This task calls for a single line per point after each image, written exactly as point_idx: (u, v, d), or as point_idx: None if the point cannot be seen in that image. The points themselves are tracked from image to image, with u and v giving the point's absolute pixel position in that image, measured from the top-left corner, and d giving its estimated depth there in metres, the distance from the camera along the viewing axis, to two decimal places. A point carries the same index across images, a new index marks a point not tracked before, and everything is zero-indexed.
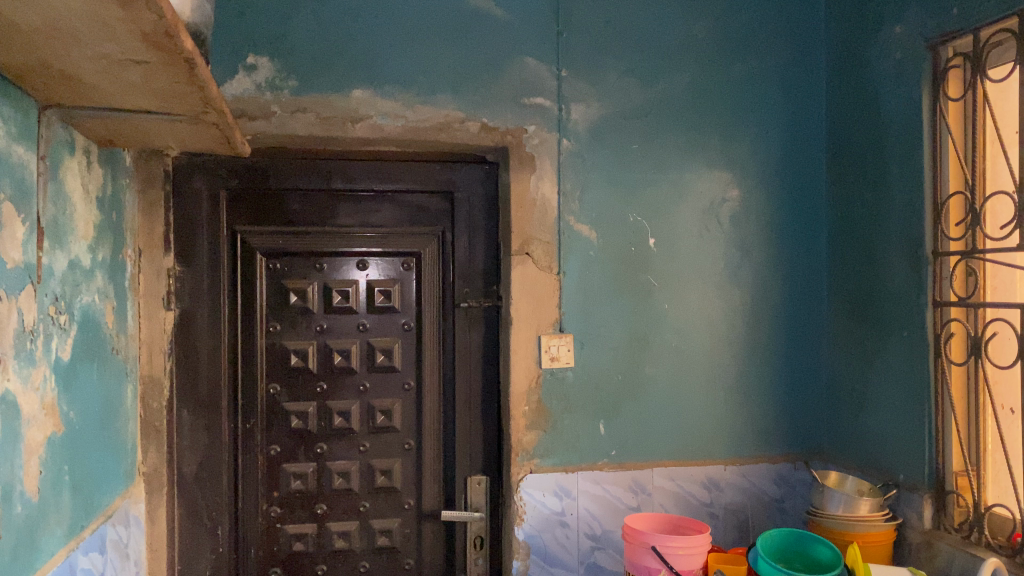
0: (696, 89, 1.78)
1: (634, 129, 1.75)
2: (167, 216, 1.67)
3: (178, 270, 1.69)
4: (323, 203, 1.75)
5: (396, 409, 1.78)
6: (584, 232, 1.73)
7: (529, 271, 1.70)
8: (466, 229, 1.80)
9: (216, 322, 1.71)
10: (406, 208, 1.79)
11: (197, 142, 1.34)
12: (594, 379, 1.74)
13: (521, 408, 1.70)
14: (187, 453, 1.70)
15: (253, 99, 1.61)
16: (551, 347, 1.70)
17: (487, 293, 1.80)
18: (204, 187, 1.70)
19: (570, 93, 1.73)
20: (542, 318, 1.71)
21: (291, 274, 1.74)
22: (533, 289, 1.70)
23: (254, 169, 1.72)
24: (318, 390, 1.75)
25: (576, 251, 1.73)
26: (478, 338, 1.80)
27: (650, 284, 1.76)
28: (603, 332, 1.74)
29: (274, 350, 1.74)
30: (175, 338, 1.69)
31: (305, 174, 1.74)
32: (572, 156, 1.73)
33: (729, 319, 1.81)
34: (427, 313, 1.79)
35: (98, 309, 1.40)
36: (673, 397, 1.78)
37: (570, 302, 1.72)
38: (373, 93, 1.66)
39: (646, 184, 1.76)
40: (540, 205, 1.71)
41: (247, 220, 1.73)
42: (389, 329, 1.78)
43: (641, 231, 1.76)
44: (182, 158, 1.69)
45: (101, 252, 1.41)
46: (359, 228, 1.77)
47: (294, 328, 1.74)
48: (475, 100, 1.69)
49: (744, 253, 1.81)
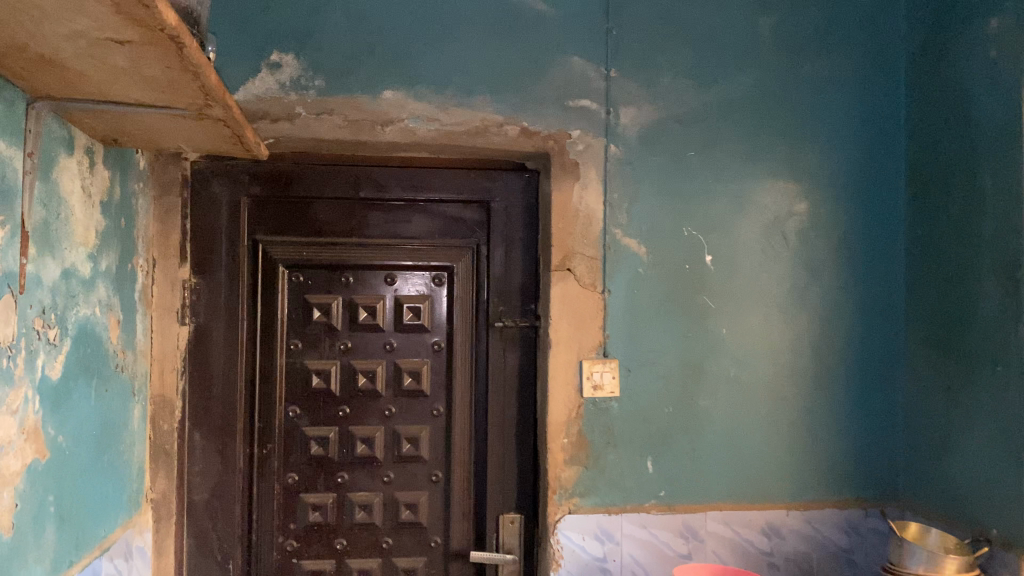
0: (760, 91, 1.62)
1: (690, 135, 1.59)
2: (184, 224, 1.57)
3: (195, 283, 1.57)
4: (349, 212, 1.63)
5: (424, 437, 1.63)
6: (634, 247, 1.57)
7: (571, 290, 1.55)
8: (503, 242, 1.65)
9: (232, 339, 1.58)
10: (439, 219, 1.65)
11: (207, 142, 1.23)
12: (642, 411, 1.57)
13: (560, 441, 1.54)
14: (198, 479, 1.57)
15: (276, 99, 1.49)
16: (594, 373, 1.54)
17: (524, 312, 1.64)
18: (224, 193, 1.59)
19: (620, 95, 1.57)
20: (584, 342, 1.55)
21: (314, 289, 1.62)
22: (575, 310, 1.55)
23: (277, 175, 1.61)
24: (340, 414, 1.61)
25: (624, 268, 1.57)
26: (514, 362, 1.64)
27: (706, 306, 1.59)
28: (653, 358, 1.57)
29: (295, 370, 1.61)
30: (189, 355, 1.57)
31: (331, 180, 1.62)
32: (621, 164, 1.57)
33: (794, 346, 1.62)
34: (460, 333, 1.65)
35: (100, 322, 1.29)
36: (730, 432, 1.60)
37: (616, 325, 1.56)
38: (405, 94, 1.52)
39: (703, 195, 1.60)
40: (584, 217, 1.56)
41: (269, 228, 1.61)
42: (418, 349, 1.64)
43: (697, 247, 1.59)
44: (202, 162, 1.58)
45: (105, 260, 1.31)
46: (388, 239, 1.63)
47: (316, 346, 1.62)
48: (515, 103, 1.55)
49: (812, 273, 1.63)
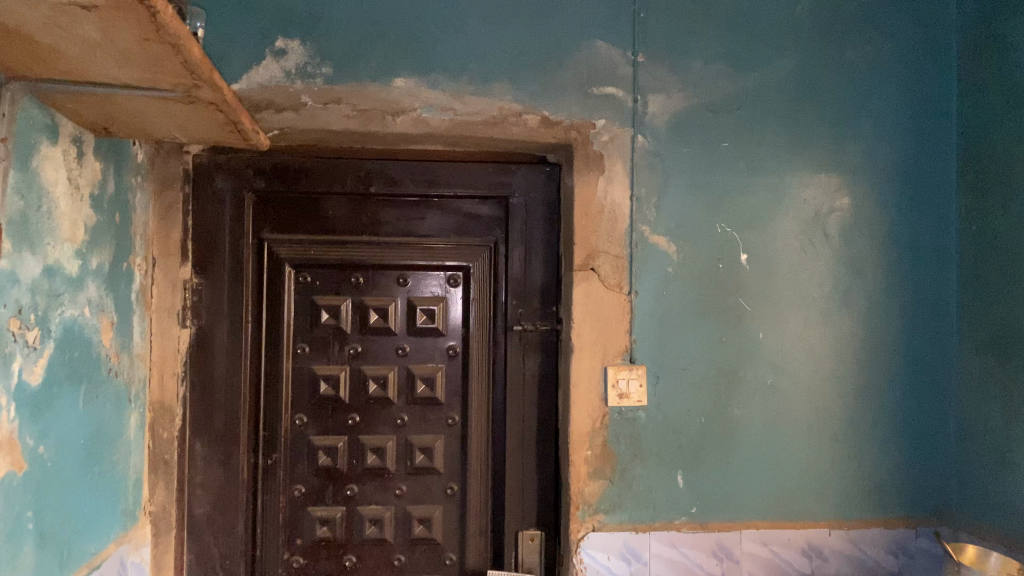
0: (800, 77, 1.50)
1: (723, 125, 1.48)
2: (185, 221, 1.48)
3: (198, 283, 1.49)
4: (360, 208, 1.53)
5: (438, 448, 1.53)
6: (663, 245, 1.46)
7: (595, 291, 1.44)
8: (522, 240, 1.54)
9: (236, 343, 1.49)
10: (454, 215, 1.55)
11: (200, 129, 1.14)
12: (672, 421, 1.46)
13: (583, 453, 1.43)
14: (199, 491, 1.49)
15: (281, 88, 1.40)
16: (620, 381, 1.43)
17: (545, 315, 1.54)
18: (227, 189, 1.50)
19: (648, 82, 1.47)
20: (609, 347, 1.44)
21: (323, 289, 1.53)
22: (599, 313, 1.44)
23: (284, 169, 1.52)
24: (349, 423, 1.52)
25: (653, 267, 1.46)
26: (535, 368, 1.54)
27: (741, 309, 1.48)
28: (685, 365, 1.46)
29: (302, 376, 1.52)
30: (190, 360, 1.48)
31: (341, 175, 1.52)
32: (649, 156, 1.46)
33: (837, 353, 1.50)
34: (476, 338, 1.55)
35: (90, 323, 1.21)
36: (767, 444, 1.48)
37: (643, 328, 1.45)
38: (418, 82, 1.43)
39: (738, 190, 1.48)
40: (609, 212, 1.45)
41: (275, 226, 1.52)
42: (432, 354, 1.54)
43: (732, 245, 1.48)
44: (205, 156, 1.50)
45: (96, 258, 1.22)
46: (401, 237, 1.54)
47: (324, 351, 1.52)
48: (536, 91, 1.44)
49: (856, 273, 1.51)
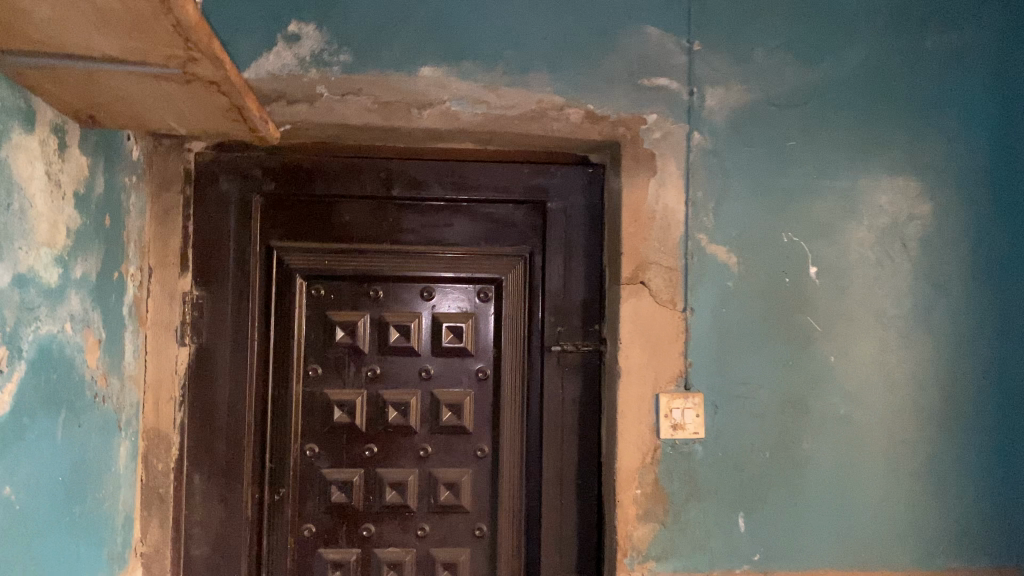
0: (875, 68, 1.34)
1: (789, 122, 1.32)
2: (185, 226, 1.33)
3: (199, 295, 1.33)
4: (380, 213, 1.37)
5: (465, 483, 1.36)
6: (722, 256, 1.30)
7: (645, 307, 1.28)
8: (561, 250, 1.37)
9: (239, 363, 1.33)
10: (484, 222, 1.39)
11: (200, 117, 0.98)
12: (733, 456, 1.29)
13: (631, 491, 1.26)
14: (197, 530, 1.32)
15: (294, 78, 1.25)
16: (673, 410, 1.26)
17: (586, 334, 1.37)
18: (232, 191, 1.35)
19: (705, 73, 1.30)
20: (661, 371, 1.27)
21: (338, 304, 1.37)
22: (650, 332, 1.27)
23: (296, 169, 1.36)
24: (366, 455, 1.35)
25: (710, 281, 1.29)
26: (574, 394, 1.36)
27: (810, 328, 1.31)
28: (746, 392, 1.29)
29: (313, 401, 1.36)
30: (189, 383, 1.32)
31: (359, 176, 1.37)
32: (706, 156, 1.30)
33: (918, 378, 1.33)
34: (508, 359, 1.38)
35: (72, 341, 1.05)
36: (840, 483, 1.31)
37: (700, 350, 1.28)
38: (447, 71, 1.27)
39: (805, 194, 1.32)
40: (661, 218, 1.29)
41: (286, 233, 1.36)
42: (459, 377, 1.38)
43: (799, 256, 1.31)
44: (208, 154, 1.34)
45: (81, 266, 1.07)
46: (425, 246, 1.37)
47: (339, 373, 1.36)
48: (580, 81, 1.28)
49: (938, 289, 1.34)
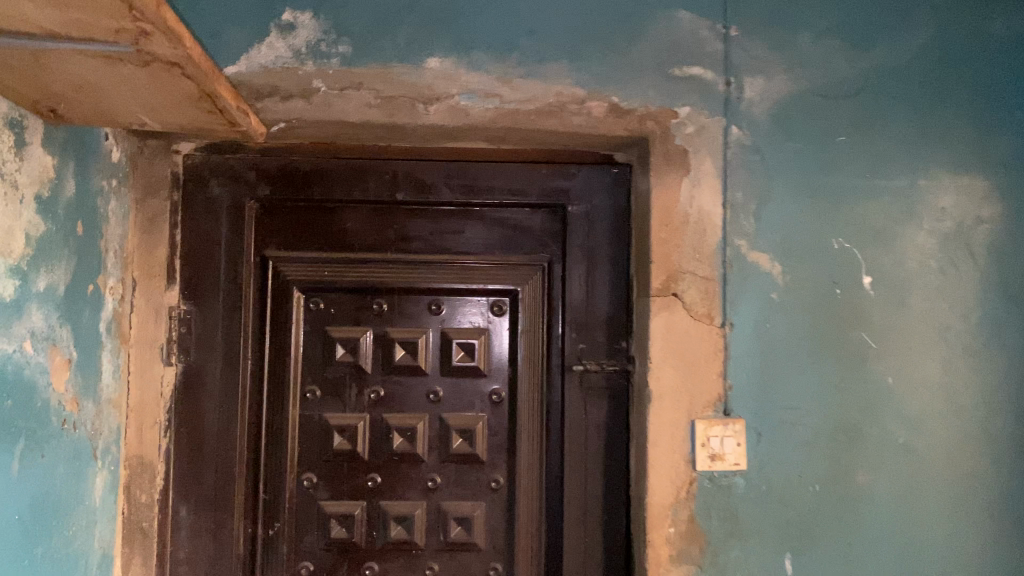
0: (934, 55, 1.19)
1: (838, 115, 1.18)
2: (173, 235, 1.22)
3: (187, 310, 1.22)
4: (384, 219, 1.25)
5: (478, 518, 1.23)
6: (764, 264, 1.16)
7: (678, 322, 1.14)
8: (584, 259, 1.23)
9: (230, 385, 1.21)
10: (498, 228, 1.26)
11: (170, 107, 0.87)
12: (778, 489, 1.14)
13: (664, 530, 1.12)
14: (184, 568, 1.20)
15: (288, 71, 1.13)
16: (711, 439, 1.12)
17: (611, 353, 1.22)
18: (224, 195, 1.23)
19: (743, 61, 1.17)
20: (696, 394, 1.14)
21: (338, 319, 1.25)
22: (684, 350, 1.14)
23: (293, 171, 1.24)
24: (369, 486, 1.23)
25: (751, 293, 1.15)
26: (599, 419, 1.22)
27: (864, 345, 1.16)
28: (792, 418, 1.15)
29: (311, 426, 1.23)
30: (175, 405, 1.21)
31: (361, 179, 1.24)
32: (745, 153, 1.16)
33: (988, 403, 1.17)
34: (525, 380, 1.24)
35: (33, 362, 0.94)
36: (900, 521, 1.15)
37: (740, 371, 1.14)
38: (456, 62, 1.14)
39: (857, 196, 1.17)
40: (695, 223, 1.15)
41: (282, 241, 1.24)
42: (471, 400, 1.24)
43: (852, 265, 1.17)
44: (199, 156, 1.24)
45: (45, 278, 0.96)
46: (434, 255, 1.25)
47: (339, 395, 1.24)
48: (604, 72, 1.15)
49: (1011, 301, 1.18)
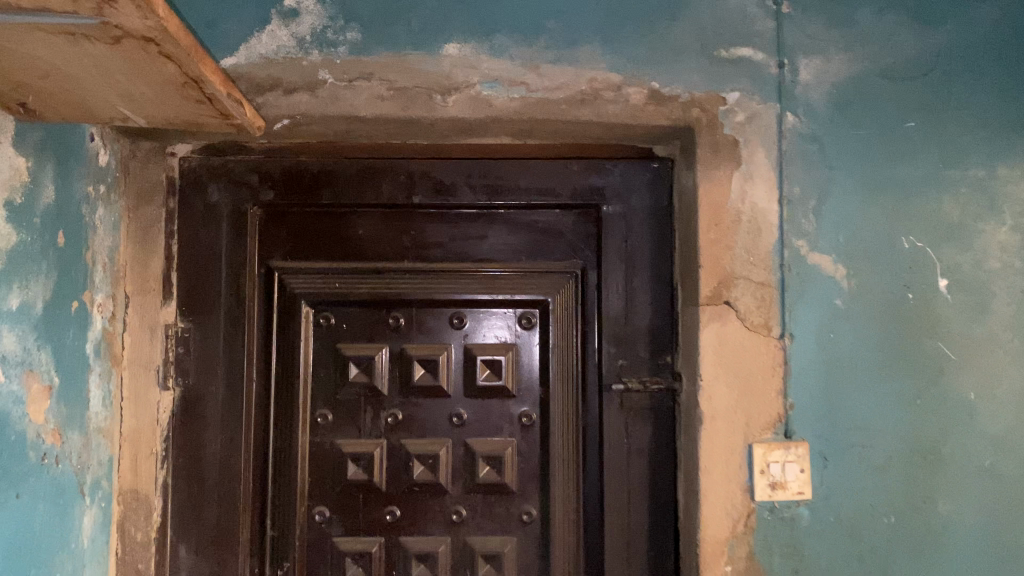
0: (1012, 29, 1.06)
1: (906, 98, 1.04)
2: (169, 246, 1.11)
3: (185, 328, 1.11)
4: (400, 225, 1.13)
5: (509, 555, 1.10)
6: (827, 267, 1.03)
7: (731, 334, 1.02)
8: (622, 265, 1.11)
9: (234, 410, 1.10)
10: (526, 232, 1.13)
11: (151, 95, 0.76)
12: (848, 521, 1.01)
13: (720, 568, 0.99)
14: None
15: (291, 61, 1.02)
16: (771, 465, 1.00)
17: (654, 369, 1.10)
18: (223, 201, 1.12)
19: (797, 40, 1.04)
20: (753, 414, 1.01)
21: (351, 335, 1.13)
22: (739, 365, 1.01)
23: (298, 174, 1.12)
24: (387, 520, 1.11)
25: (812, 300, 1.02)
26: (642, 443, 1.09)
27: (942, 357, 1.03)
28: (862, 440, 1.02)
29: (323, 454, 1.11)
30: (173, 434, 1.10)
31: (373, 181, 1.12)
32: (803, 143, 1.03)
33: None
34: (559, 400, 1.11)
35: (5, 390, 0.83)
36: (988, 556, 1.02)
37: (802, 388, 1.02)
38: (477, 48, 1.02)
39: (930, 188, 1.04)
40: (748, 222, 1.02)
41: (289, 251, 1.13)
42: (499, 423, 1.12)
43: (926, 266, 1.03)
44: (196, 159, 1.13)
45: (18, 295, 0.85)
46: (455, 263, 1.13)
47: (353, 420, 1.12)
48: (641, 55, 1.03)
49: None
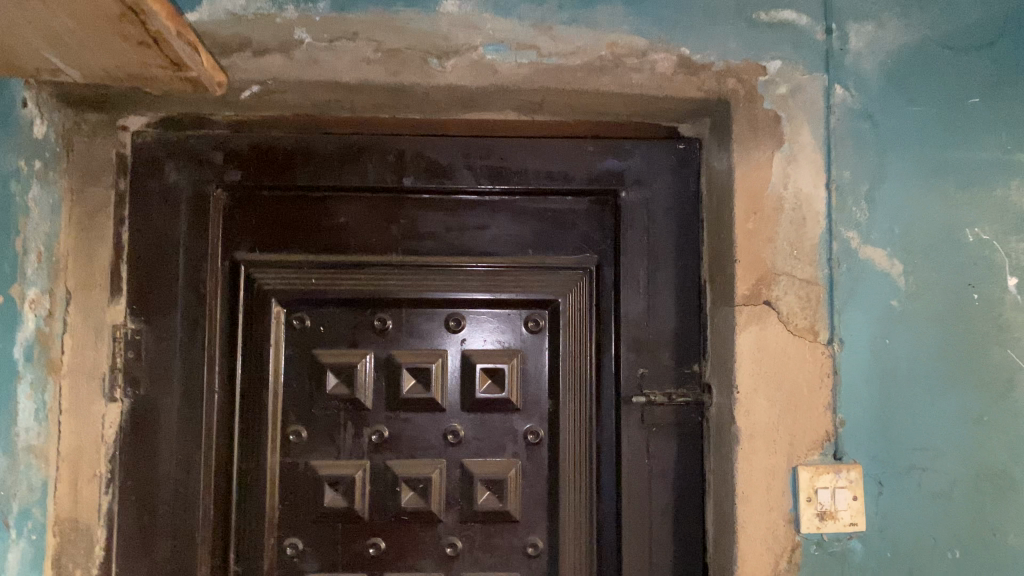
0: None
1: (969, 71, 0.91)
2: (119, 234, 0.96)
3: (138, 329, 0.95)
4: (389, 212, 0.99)
5: None
6: (881, 262, 0.89)
7: (773, 339, 0.87)
8: (644, 259, 0.97)
9: (192, 426, 0.94)
10: (532, 221, 0.99)
11: (78, 30, 0.60)
12: (906, 556, 0.87)
13: None
14: None
15: (263, 18, 0.86)
16: (819, 492, 0.86)
17: (680, 380, 0.96)
18: (182, 182, 0.96)
19: (846, 3, 0.91)
20: (798, 432, 0.87)
21: (330, 339, 0.98)
22: (782, 376, 0.87)
23: (270, 151, 0.97)
24: (371, 554, 0.96)
25: (864, 300, 0.89)
26: (666, 465, 0.95)
27: (1014, 366, 0.89)
28: (922, 462, 0.88)
29: (296, 478, 0.96)
30: (120, 453, 0.94)
31: (357, 160, 0.97)
32: (853, 120, 0.90)
33: None
34: (570, 415, 0.97)
35: None
36: None
37: (854, 402, 0.88)
38: (481, 5, 0.88)
39: (997, 173, 0.91)
40: (791, 210, 0.89)
41: (259, 241, 0.98)
42: (501, 441, 0.97)
43: (994, 262, 0.90)
44: (152, 134, 0.97)
45: None
46: (452, 256, 0.98)
47: (332, 438, 0.97)
48: (670, 17, 0.89)
49: None
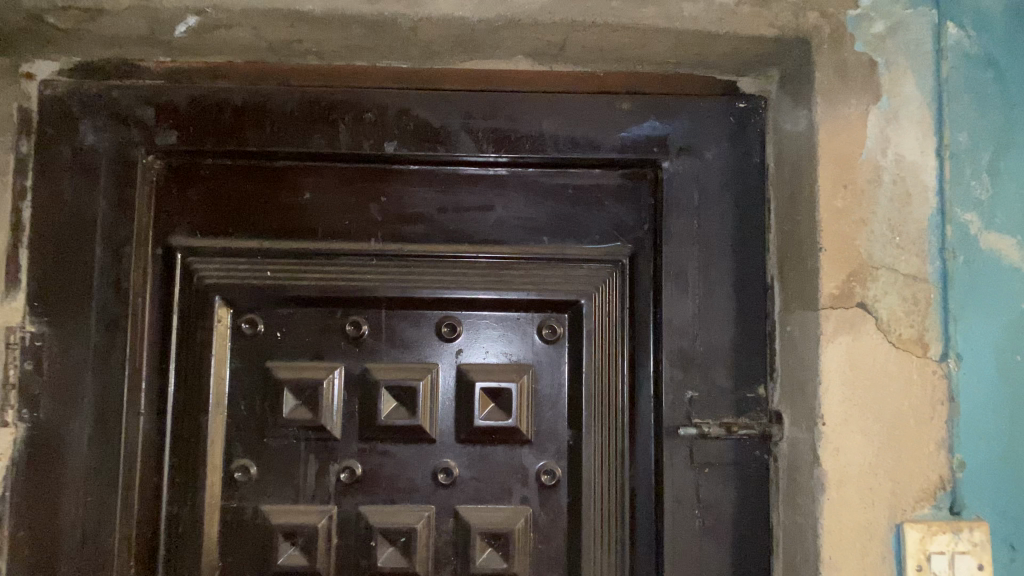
0: None
1: None
2: (18, 210, 0.75)
3: (39, 334, 0.74)
4: (366, 188, 0.77)
5: None
6: (1010, 254, 0.67)
7: (869, 353, 0.66)
8: (691, 251, 0.76)
9: (106, 458, 0.72)
10: (549, 200, 0.78)
11: None
12: None
13: None
14: None
15: None
16: (933, 560, 0.64)
17: (739, 407, 0.75)
18: (103, 144, 0.76)
19: None
20: (903, 478, 0.65)
21: (289, 348, 0.77)
22: (881, 401, 0.66)
23: (216, 108, 0.76)
24: None
25: (990, 303, 0.67)
26: (720, 516, 0.73)
27: None
28: None
29: (242, 526, 0.75)
30: (12, 493, 0.72)
31: (326, 120, 0.76)
32: (971, 69, 0.69)
33: None
34: (596, 450, 0.75)
35: None
36: None
37: (979, 440, 0.66)
38: None
39: None
40: (891, 185, 0.68)
41: (200, 222, 0.77)
42: (506, 481, 0.76)
43: None
44: (64, 83, 0.76)
45: None
46: (446, 243, 0.77)
47: (289, 476, 0.75)
48: None
49: None
